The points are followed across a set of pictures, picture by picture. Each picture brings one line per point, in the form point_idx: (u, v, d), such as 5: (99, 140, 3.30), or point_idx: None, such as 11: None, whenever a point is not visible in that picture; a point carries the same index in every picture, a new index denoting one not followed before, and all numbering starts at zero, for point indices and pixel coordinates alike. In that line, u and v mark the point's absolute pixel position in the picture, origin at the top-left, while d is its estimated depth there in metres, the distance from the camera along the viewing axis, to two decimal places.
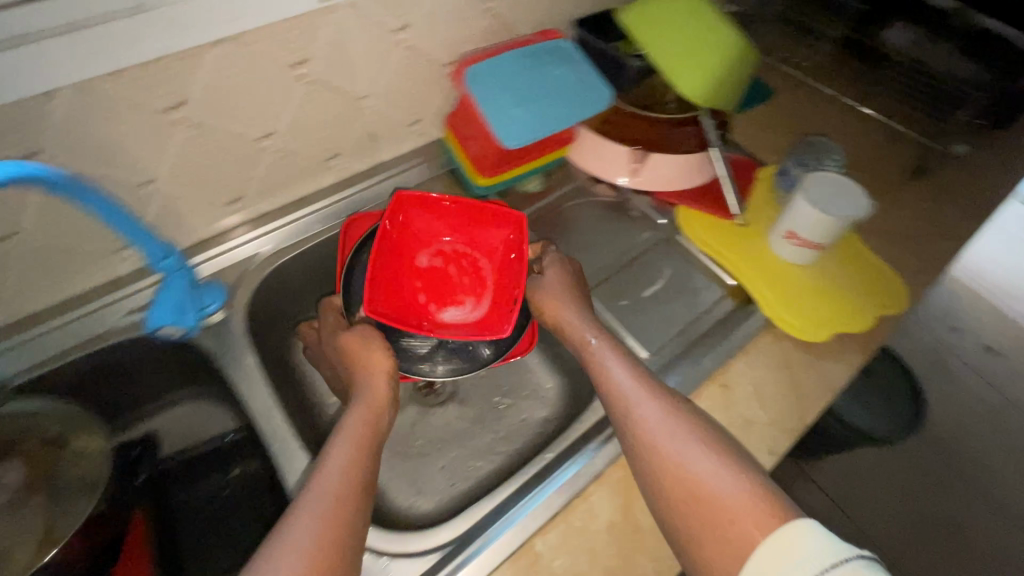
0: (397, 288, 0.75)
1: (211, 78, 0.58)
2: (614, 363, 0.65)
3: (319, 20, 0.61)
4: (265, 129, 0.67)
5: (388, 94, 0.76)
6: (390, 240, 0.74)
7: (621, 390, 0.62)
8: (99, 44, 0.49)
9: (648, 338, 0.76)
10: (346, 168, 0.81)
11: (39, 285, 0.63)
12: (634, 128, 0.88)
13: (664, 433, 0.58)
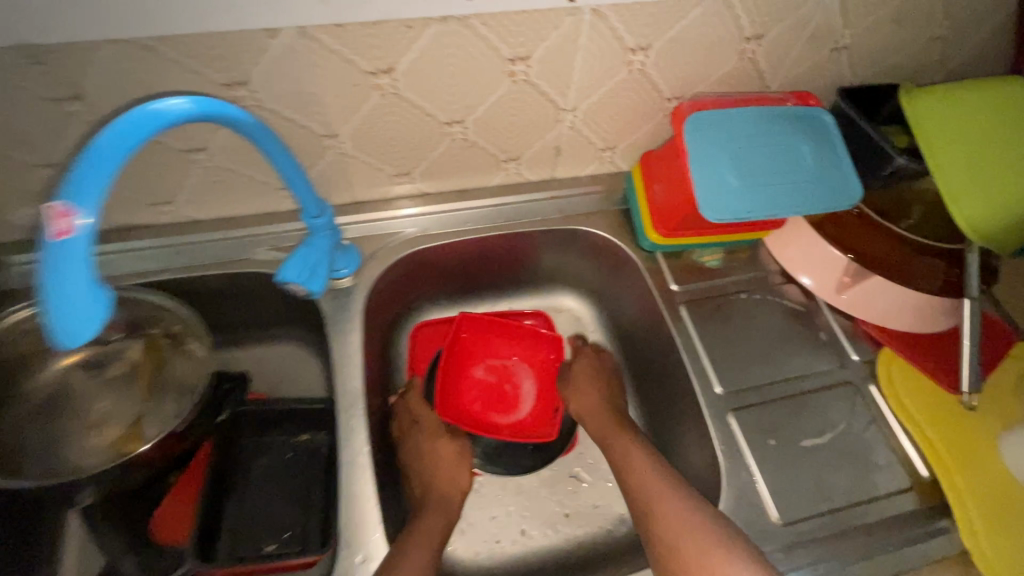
0: (456, 398, 0.77)
1: (422, 52, 0.54)
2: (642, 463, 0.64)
3: (556, 20, 0.55)
4: (453, 117, 0.62)
5: (595, 114, 0.67)
6: (451, 359, 0.78)
7: None
8: None
9: (788, 496, 0.60)
10: (518, 174, 0.75)
11: (210, 197, 0.65)
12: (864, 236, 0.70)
13: None
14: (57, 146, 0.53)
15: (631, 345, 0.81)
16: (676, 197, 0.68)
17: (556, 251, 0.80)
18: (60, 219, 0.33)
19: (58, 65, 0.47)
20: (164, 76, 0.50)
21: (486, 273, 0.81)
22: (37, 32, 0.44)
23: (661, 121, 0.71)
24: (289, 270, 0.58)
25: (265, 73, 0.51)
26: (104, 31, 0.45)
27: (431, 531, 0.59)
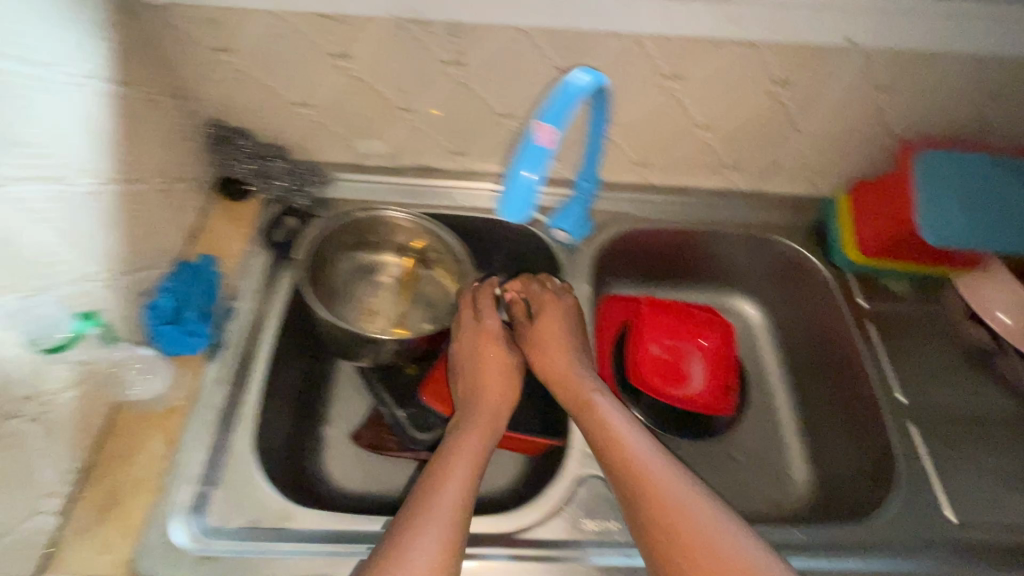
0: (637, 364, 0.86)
1: (710, 67, 0.68)
2: (612, 415, 0.63)
3: (825, 54, 0.67)
4: (708, 121, 0.75)
5: (822, 140, 0.78)
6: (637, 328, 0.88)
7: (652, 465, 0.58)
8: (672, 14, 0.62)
9: (957, 501, 0.67)
10: (732, 181, 0.86)
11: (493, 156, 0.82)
12: None
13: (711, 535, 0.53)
14: (423, 97, 0.72)
15: (801, 353, 0.89)
16: (872, 220, 0.79)
17: (745, 255, 0.91)
18: (544, 131, 0.56)
19: (465, 39, 0.64)
20: (526, 58, 0.66)
21: (678, 263, 0.93)
22: (470, 16, 0.62)
23: (876, 156, 0.80)
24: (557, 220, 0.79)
25: (596, 66, 0.67)
26: (511, 20, 0.62)
27: (475, 450, 0.61)
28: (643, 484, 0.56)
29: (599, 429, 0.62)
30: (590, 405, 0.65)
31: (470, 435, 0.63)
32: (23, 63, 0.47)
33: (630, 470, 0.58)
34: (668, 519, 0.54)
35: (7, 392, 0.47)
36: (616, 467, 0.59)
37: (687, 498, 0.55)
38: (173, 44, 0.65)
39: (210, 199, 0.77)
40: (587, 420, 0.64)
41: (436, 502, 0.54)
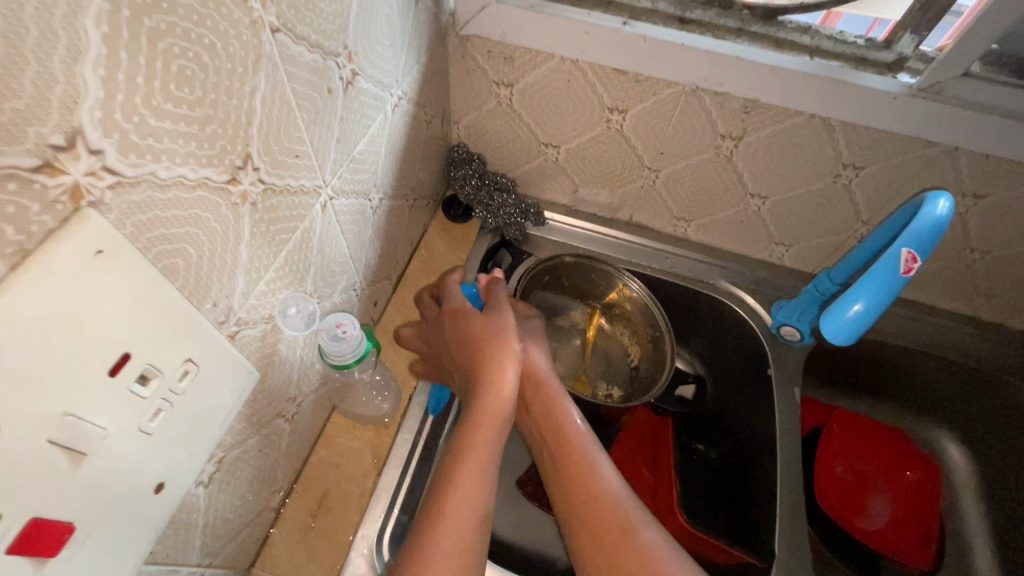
0: (819, 480, 0.78)
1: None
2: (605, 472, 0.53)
3: None
4: (985, 246, 0.68)
5: None
6: (824, 439, 0.80)
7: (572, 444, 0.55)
8: (1011, 135, 0.55)
9: None
10: (977, 308, 0.77)
11: (719, 229, 0.78)
12: None
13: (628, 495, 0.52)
14: (677, 160, 0.69)
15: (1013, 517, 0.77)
16: None
17: (970, 391, 0.81)
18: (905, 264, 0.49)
19: (756, 118, 0.61)
20: (811, 145, 0.62)
21: (883, 378, 0.84)
22: (775, 98, 0.58)
23: None
24: (783, 311, 0.72)
25: (890, 168, 0.61)
26: (819, 110, 0.58)
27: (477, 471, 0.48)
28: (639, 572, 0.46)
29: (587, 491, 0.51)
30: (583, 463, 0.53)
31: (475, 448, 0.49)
32: (376, 86, 0.48)
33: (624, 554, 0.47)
34: (590, 490, 0.51)
35: (283, 394, 0.48)
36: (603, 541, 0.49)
37: None
38: (458, 70, 0.66)
39: (433, 215, 0.78)
40: (575, 475, 0.53)
41: (448, 513, 0.45)
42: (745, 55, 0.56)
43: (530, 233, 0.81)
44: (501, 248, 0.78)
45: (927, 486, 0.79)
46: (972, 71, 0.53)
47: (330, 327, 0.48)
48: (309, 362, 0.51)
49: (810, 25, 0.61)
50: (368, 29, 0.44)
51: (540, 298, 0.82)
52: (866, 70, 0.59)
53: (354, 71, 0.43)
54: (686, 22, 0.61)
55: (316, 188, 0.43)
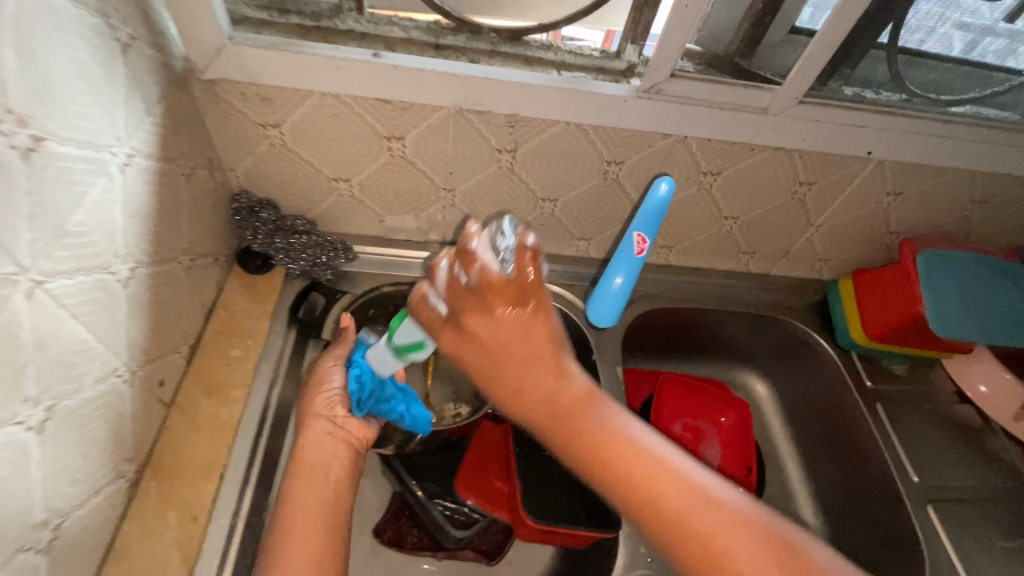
0: None
1: (746, 167, 0.72)
2: (539, 374, 0.48)
3: (847, 162, 0.73)
4: (734, 213, 0.80)
5: (832, 233, 0.84)
6: (658, 406, 0.88)
7: (504, 334, 0.47)
8: (720, 120, 0.65)
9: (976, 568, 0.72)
10: (746, 265, 0.91)
11: None
12: None
13: (560, 397, 0.47)
14: (467, 178, 0.72)
15: (809, 430, 0.92)
16: (876, 303, 0.84)
17: (758, 334, 0.95)
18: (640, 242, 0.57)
19: (522, 130, 0.65)
20: (576, 149, 0.68)
21: (693, 338, 0.96)
22: (532, 110, 0.63)
23: (882, 248, 0.86)
24: None
25: (643, 160, 0.70)
26: (571, 118, 0.64)
27: (318, 511, 0.52)
28: (603, 448, 0.45)
29: (536, 411, 0.48)
30: (524, 384, 0.48)
31: (307, 493, 0.53)
32: (82, 147, 0.42)
33: (590, 429, 0.46)
34: (537, 404, 0.48)
35: (22, 523, 0.40)
36: (577, 426, 0.46)
37: (651, 476, 0.44)
38: (215, 116, 0.61)
39: (229, 272, 0.72)
40: (501, 382, 0.48)
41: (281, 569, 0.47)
42: (493, 76, 0.59)
43: (346, 271, 0.79)
44: (312, 291, 0.74)
45: (744, 423, 0.90)
46: (679, 69, 0.62)
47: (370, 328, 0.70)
48: (57, 476, 0.43)
49: (551, 43, 0.67)
50: (47, 86, 0.38)
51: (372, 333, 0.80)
52: (604, 78, 0.67)
53: (35, 136, 0.37)
54: (442, 48, 0.64)
55: (6, 277, 0.36)
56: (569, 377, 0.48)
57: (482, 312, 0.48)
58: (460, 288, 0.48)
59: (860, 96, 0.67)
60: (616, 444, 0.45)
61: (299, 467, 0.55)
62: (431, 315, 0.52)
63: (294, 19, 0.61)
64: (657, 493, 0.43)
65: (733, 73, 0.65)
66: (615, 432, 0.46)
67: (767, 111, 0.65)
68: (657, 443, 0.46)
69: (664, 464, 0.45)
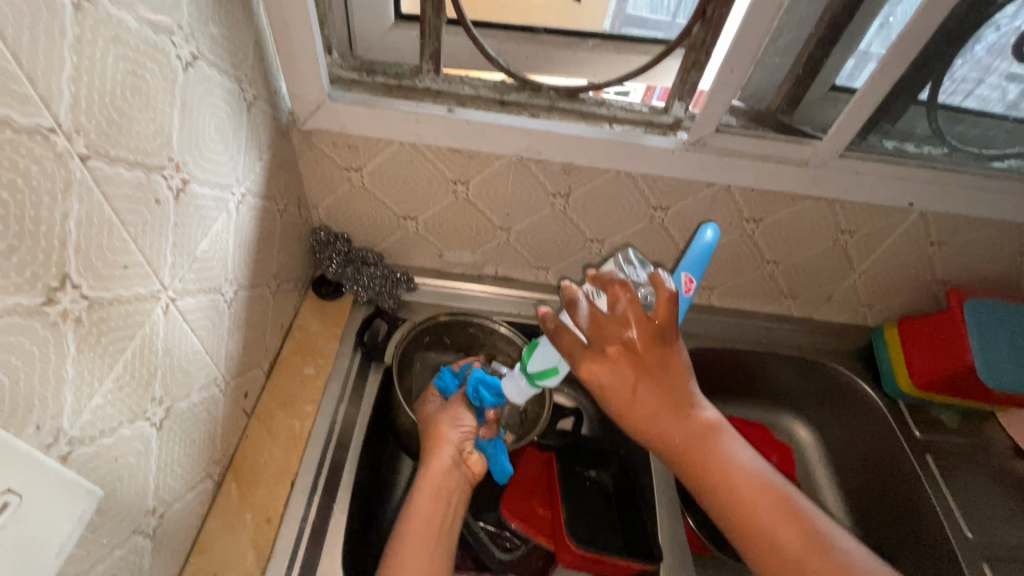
0: None
1: (788, 214, 0.76)
2: (657, 401, 0.50)
3: (889, 212, 0.75)
4: (775, 258, 0.83)
5: (876, 279, 0.85)
6: None
7: (636, 362, 0.50)
8: (762, 171, 0.70)
9: None
10: (788, 308, 0.93)
11: (572, 272, 0.87)
12: None
13: (671, 422, 0.50)
14: (522, 218, 0.78)
15: (856, 478, 0.90)
16: (922, 352, 0.84)
17: (801, 377, 0.95)
18: (687, 282, 0.57)
19: (576, 177, 0.71)
20: (625, 195, 0.74)
21: (735, 378, 0.97)
22: (587, 160, 0.69)
23: (929, 296, 0.87)
24: None
25: (688, 206, 0.75)
26: (622, 167, 0.70)
27: (431, 523, 0.60)
28: (726, 478, 0.49)
29: (668, 436, 0.50)
30: (641, 407, 0.50)
31: (428, 515, 0.61)
32: (213, 187, 0.50)
33: (699, 450, 0.50)
34: (649, 423, 0.50)
35: (140, 506, 0.46)
36: (704, 455, 0.50)
37: (748, 492, 0.49)
38: (307, 160, 0.70)
39: (304, 297, 0.79)
40: (620, 403, 0.51)
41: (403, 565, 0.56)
42: (552, 130, 0.66)
43: (406, 300, 0.85)
44: (376, 318, 0.81)
45: (788, 466, 0.89)
46: (724, 125, 0.67)
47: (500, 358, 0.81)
48: (167, 468, 0.49)
49: (604, 99, 0.74)
50: (196, 138, 0.47)
51: (425, 360, 0.86)
52: (652, 131, 0.73)
53: (184, 179, 0.46)
54: (506, 104, 0.72)
55: (153, 293, 0.44)
56: (699, 410, 0.51)
57: (626, 346, 0.50)
58: (604, 322, 0.50)
59: (901, 149, 0.71)
60: (720, 460, 0.50)
61: (423, 480, 0.64)
62: (565, 339, 0.53)
63: (380, 78, 0.71)
64: (751, 502, 0.48)
65: (775, 127, 0.70)
66: (736, 463, 0.50)
67: (808, 164, 0.69)
68: (753, 458, 0.51)
69: (759, 476, 0.50)
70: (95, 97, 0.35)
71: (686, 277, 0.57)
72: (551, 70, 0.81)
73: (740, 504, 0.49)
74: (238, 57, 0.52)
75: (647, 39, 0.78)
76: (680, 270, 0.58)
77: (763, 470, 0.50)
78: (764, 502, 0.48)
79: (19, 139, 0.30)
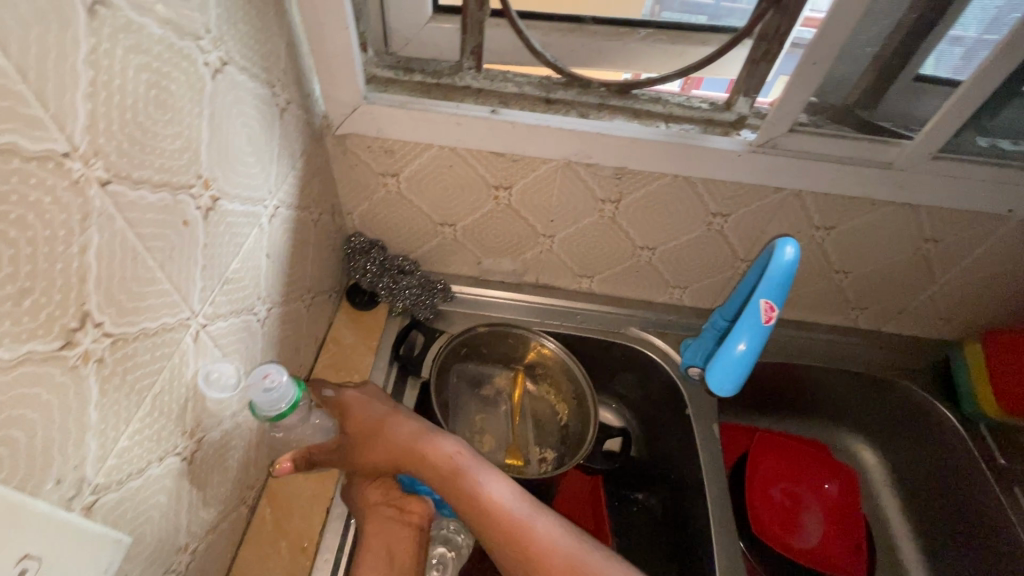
0: (757, 509, 0.80)
1: (865, 222, 0.68)
2: (391, 440, 0.58)
3: (984, 220, 0.67)
4: (845, 267, 0.75)
5: (959, 291, 0.77)
6: (752, 466, 0.83)
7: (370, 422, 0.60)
8: (840, 176, 0.63)
9: None
10: (855, 321, 0.85)
11: (618, 281, 0.81)
12: None
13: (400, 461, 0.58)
14: (568, 225, 0.72)
15: (931, 507, 0.82)
16: (1012, 373, 0.75)
17: (864, 395, 0.88)
18: (767, 313, 0.55)
19: (629, 182, 0.66)
20: (681, 202, 0.68)
21: (791, 395, 0.90)
22: (640, 164, 0.63)
23: (1019, 311, 0.78)
24: (689, 352, 0.77)
25: (750, 213, 0.68)
26: (681, 171, 0.63)
27: None
28: (453, 497, 0.55)
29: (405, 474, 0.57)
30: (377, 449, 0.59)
31: None
32: (244, 203, 0.47)
33: (434, 471, 0.56)
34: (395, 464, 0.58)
35: (172, 546, 0.43)
36: (449, 494, 0.55)
37: (474, 503, 0.54)
38: (341, 166, 0.66)
39: (338, 307, 0.76)
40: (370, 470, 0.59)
41: None
42: (605, 131, 0.60)
43: (443, 310, 0.81)
44: (412, 330, 0.77)
45: (852, 495, 0.83)
46: (797, 124, 0.60)
47: (258, 380, 0.49)
48: (199, 503, 0.47)
49: (659, 96, 0.68)
50: (226, 151, 0.43)
51: (461, 372, 0.83)
52: (713, 130, 0.67)
53: (214, 196, 0.42)
54: (552, 102, 0.66)
55: (182, 321, 0.41)
56: (421, 445, 0.57)
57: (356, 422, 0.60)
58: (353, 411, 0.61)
59: (1003, 147, 0.62)
60: (448, 483, 0.55)
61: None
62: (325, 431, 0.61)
63: (417, 76, 0.67)
64: (479, 515, 0.53)
65: (855, 125, 0.63)
66: (472, 481, 0.55)
67: (893, 166, 0.62)
68: (490, 476, 0.55)
69: (488, 492, 0.54)
70: (115, 114, 0.31)
71: (766, 305, 0.54)
72: (598, 63, 0.75)
73: (471, 513, 0.54)
74: (269, 60, 0.48)
75: (704, 27, 0.71)
76: (758, 297, 0.55)
77: (496, 485, 0.55)
78: (487, 517, 0.53)
79: (30, 169, 0.26)
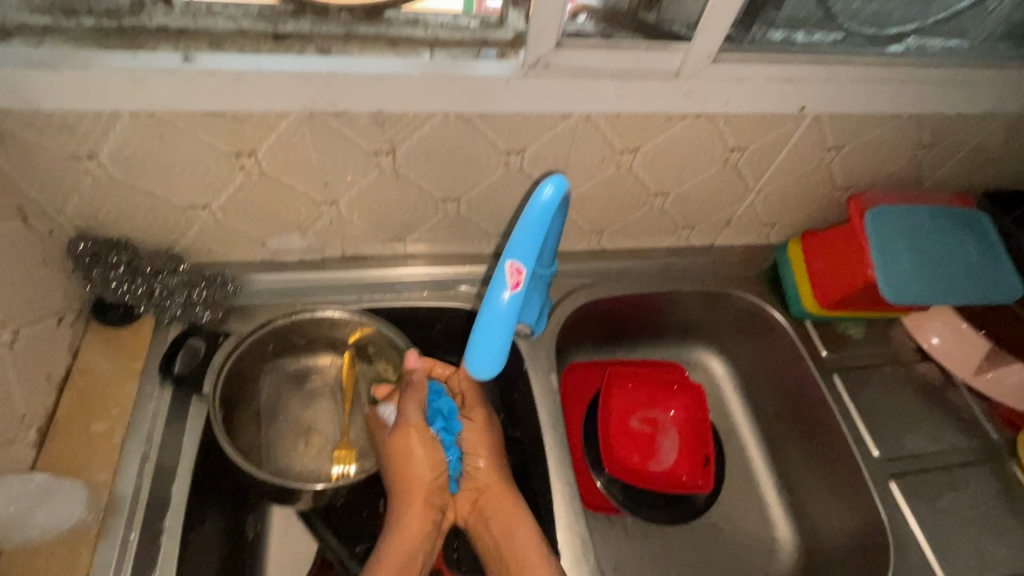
0: (612, 445, 0.79)
1: (666, 139, 0.63)
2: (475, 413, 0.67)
3: (781, 121, 0.64)
4: (663, 189, 0.71)
5: (774, 196, 0.76)
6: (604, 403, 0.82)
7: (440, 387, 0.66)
8: (625, 92, 0.56)
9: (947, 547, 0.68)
10: (687, 239, 0.83)
11: (433, 239, 0.72)
12: (991, 321, 0.79)
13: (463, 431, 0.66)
14: (348, 187, 0.61)
15: (771, 406, 0.86)
16: (825, 269, 0.77)
17: (708, 310, 0.88)
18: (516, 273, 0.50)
19: (395, 129, 0.55)
20: (465, 143, 0.58)
21: (641, 322, 0.88)
22: (398, 106, 0.53)
23: (830, 206, 0.79)
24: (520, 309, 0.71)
25: (545, 146, 0.60)
26: (448, 108, 0.54)
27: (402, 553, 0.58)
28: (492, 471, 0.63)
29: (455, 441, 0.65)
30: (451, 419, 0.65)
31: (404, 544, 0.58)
32: None
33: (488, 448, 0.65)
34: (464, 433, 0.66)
35: None
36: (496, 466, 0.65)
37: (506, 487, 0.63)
38: (9, 155, 0.50)
39: (86, 326, 0.62)
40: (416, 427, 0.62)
41: None
42: (338, 70, 0.49)
43: (233, 304, 0.69)
44: (189, 337, 0.65)
45: (703, 410, 0.83)
46: (566, 38, 0.52)
47: None
48: None
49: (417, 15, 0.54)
50: None
51: (276, 369, 0.72)
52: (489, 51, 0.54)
53: None
54: (281, 37, 0.51)
55: None
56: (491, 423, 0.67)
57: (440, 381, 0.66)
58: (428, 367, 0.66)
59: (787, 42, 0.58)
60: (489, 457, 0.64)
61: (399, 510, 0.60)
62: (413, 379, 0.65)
63: (85, 20, 0.49)
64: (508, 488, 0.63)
65: (635, 31, 0.55)
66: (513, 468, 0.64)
67: (679, 75, 0.56)
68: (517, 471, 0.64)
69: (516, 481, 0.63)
70: None
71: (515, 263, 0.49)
72: None
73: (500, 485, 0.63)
74: None
75: None
76: (504, 259, 0.49)
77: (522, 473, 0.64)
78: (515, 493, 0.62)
79: None
